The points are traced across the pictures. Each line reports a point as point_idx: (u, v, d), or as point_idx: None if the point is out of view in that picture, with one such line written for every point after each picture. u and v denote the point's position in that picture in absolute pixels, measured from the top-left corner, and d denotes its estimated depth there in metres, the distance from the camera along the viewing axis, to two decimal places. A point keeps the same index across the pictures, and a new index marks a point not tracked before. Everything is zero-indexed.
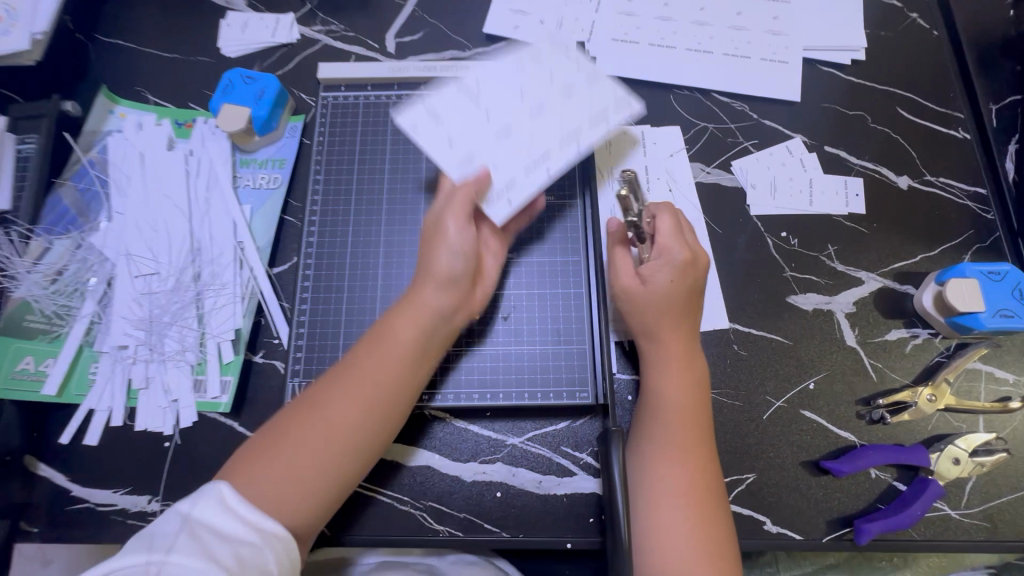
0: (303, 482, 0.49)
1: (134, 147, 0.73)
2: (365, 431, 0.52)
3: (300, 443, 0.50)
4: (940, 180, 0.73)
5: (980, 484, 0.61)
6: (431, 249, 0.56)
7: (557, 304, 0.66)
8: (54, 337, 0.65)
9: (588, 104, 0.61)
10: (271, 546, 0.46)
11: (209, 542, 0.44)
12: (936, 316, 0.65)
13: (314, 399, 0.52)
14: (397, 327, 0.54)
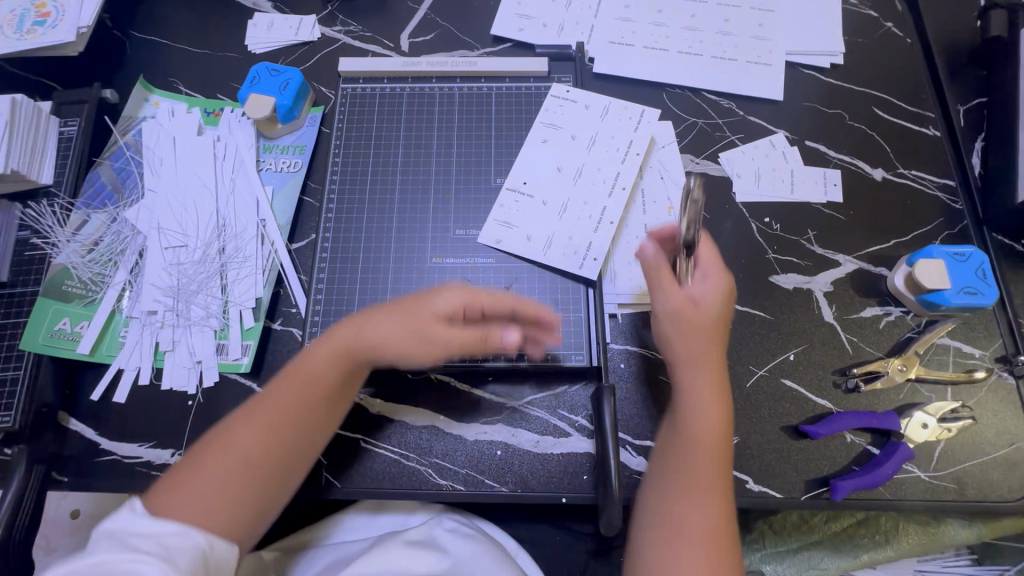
0: (210, 507, 0.52)
1: (167, 132, 0.79)
2: (275, 459, 0.56)
3: (216, 480, 0.54)
4: (912, 173, 0.79)
5: (948, 448, 0.65)
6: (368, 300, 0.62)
7: (557, 276, 0.72)
8: (89, 301, 0.70)
9: (610, 148, 0.77)
10: (197, 535, 0.50)
11: (129, 538, 0.47)
12: (907, 294, 0.70)
13: (227, 436, 0.56)
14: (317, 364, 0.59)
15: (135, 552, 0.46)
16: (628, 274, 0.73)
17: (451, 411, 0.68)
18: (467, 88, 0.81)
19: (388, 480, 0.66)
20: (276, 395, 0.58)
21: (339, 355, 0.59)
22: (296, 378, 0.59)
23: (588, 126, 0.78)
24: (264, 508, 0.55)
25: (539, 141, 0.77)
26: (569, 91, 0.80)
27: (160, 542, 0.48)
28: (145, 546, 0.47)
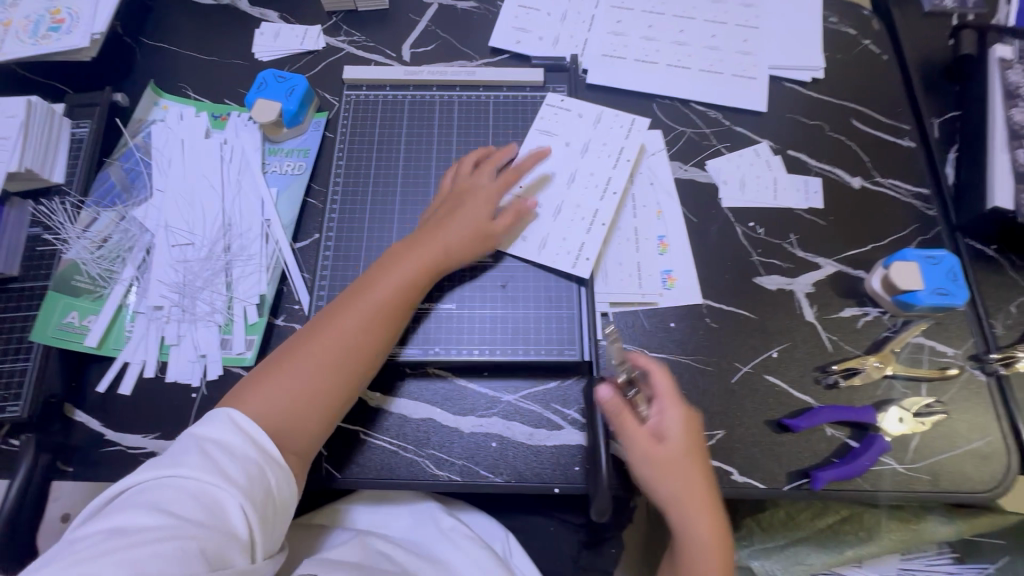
0: (291, 407, 0.59)
1: (176, 134, 0.82)
2: (346, 367, 0.62)
3: (307, 366, 0.61)
4: (889, 181, 0.83)
5: (922, 442, 0.68)
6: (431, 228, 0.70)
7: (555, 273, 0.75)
8: (97, 296, 0.73)
9: (602, 154, 0.80)
10: (273, 471, 0.54)
11: (218, 455, 0.52)
12: (883, 295, 0.74)
13: (313, 331, 0.63)
14: (383, 278, 0.66)
15: (219, 480, 0.50)
16: (619, 274, 0.76)
17: (448, 404, 0.71)
18: (466, 96, 0.85)
19: (387, 471, 0.68)
20: (358, 291, 0.65)
21: (412, 253, 0.68)
22: (374, 276, 0.66)
23: (581, 133, 0.81)
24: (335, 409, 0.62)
25: (535, 147, 0.80)
26: (564, 101, 0.83)
27: (244, 472, 0.52)
28: (230, 474, 0.51)
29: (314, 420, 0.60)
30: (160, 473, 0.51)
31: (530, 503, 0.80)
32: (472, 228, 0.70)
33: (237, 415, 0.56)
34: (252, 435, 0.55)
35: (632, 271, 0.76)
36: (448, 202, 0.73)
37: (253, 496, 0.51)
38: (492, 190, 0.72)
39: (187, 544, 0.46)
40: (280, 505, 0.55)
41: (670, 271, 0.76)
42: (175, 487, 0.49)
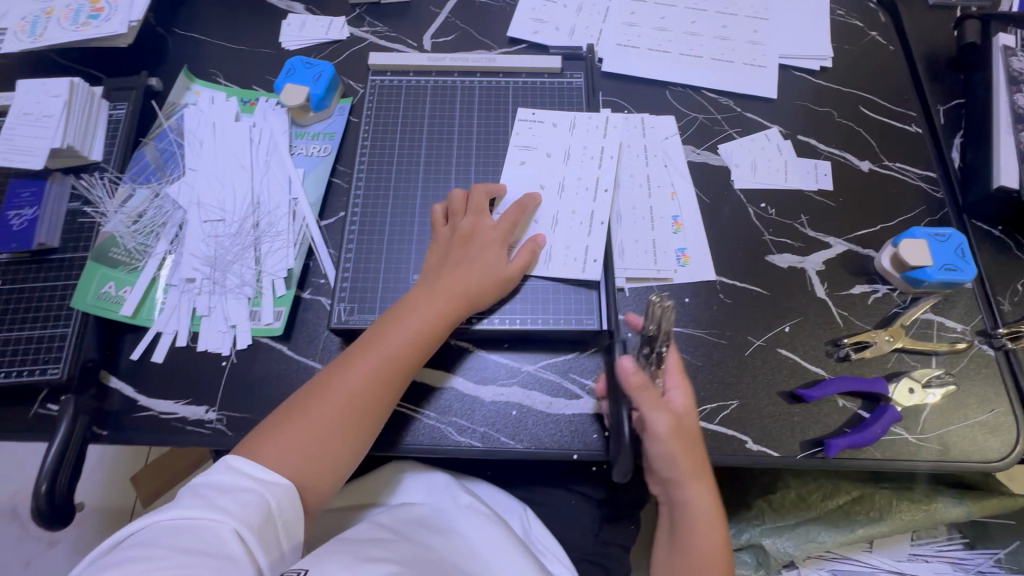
0: (299, 458, 0.59)
1: (207, 118, 0.86)
2: (355, 415, 0.62)
3: (322, 420, 0.61)
4: (897, 165, 0.85)
5: (933, 413, 0.70)
6: (437, 273, 0.71)
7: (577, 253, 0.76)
8: (132, 268, 0.75)
9: (580, 160, 0.81)
10: (271, 494, 0.55)
11: (209, 495, 0.53)
12: (893, 272, 0.76)
13: (326, 383, 0.64)
14: (390, 327, 0.67)
15: (213, 513, 0.51)
16: (634, 251, 0.78)
17: (469, 373, 0.73)
18: (486, 82, 0.88)
19: (409, 436, 0.70)
20: (370, 345, 0.66)
21: (426, 304, 0.68)
22: (387, 329, 0.67)
23: (559, 141, 0.82)
24: (345, 458, 0.62)
25: (517, 163, 0.82)
26: (535, 113, 0.85)
27: (238, 502, 0.53)
28: (223, 506, 0.52)
29: (326, 472, 0.60)
30: (149, 519, 0.50)
31: (548, 476, 0.82)
32: (485, 277, 0.71)
33: (238, 463, 0.56)
34: (252, 474, 0.56)
35: (647, 247, 0.78)
36: (456, 247, 0.73)
37: (248, 522, 0.52)
38: (499, 230, 0.73)
39: (180, 573, 0.46)
40: (282, 531, 0.55)
41: (684, 249, 0.79)
42: (165, 526, 0.49)
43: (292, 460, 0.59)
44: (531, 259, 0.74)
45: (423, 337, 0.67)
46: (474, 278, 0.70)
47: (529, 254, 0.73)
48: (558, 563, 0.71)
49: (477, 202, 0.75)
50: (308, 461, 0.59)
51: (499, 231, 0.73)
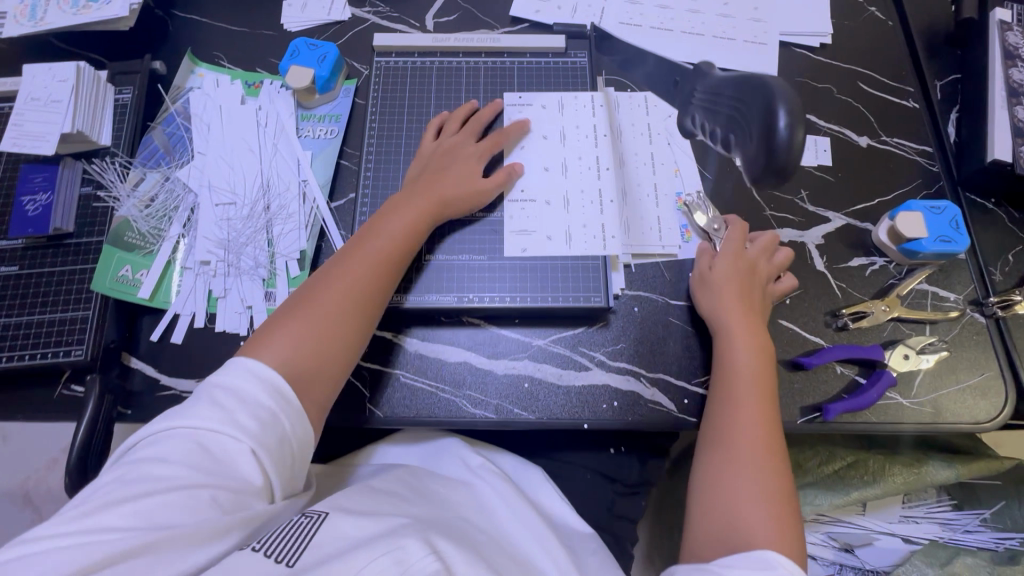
0: (302, 347, 0.62)
1: (213, 101, 0.86)
2: (351, 302, 0.66)
3: (319, 311, 0.64)
4: (895, 140, 0.87)
5: (927, 379, 0.73)
6: (422, 181, 0.75)
7: (585, 237, 0.78)
8: (147, 252, 0.77)
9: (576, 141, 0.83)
10: (285, 410, 0.57)
11: (226, 404, 0.54)
12: (889, 245, 0.78)
13: (320, 278, 0.67)
14: (376, 228, 0.71)
15: (230, 431, 0.53)
16: (639, 227, 0.80)
17: (482, 348, 0.75)
18: (490, 63, 0.88)
19: (426, 409, 0.73)
20: (359, 245, 0.70)
21: (409, 204, 0.73)
22: (373, 229, 0.71)
23: (552, 123, 0.84)
24: (346, 348, 0.65)
25: (517, 147, 0.83)
26: (520, 97, 0.86)
27: (256, 421, 0.54)
28: (239, 424, 0.53)
29: (329, 362, 0.63)
30: (175, 424, 0.53)
31: (557, 446, 0.85)
32: (465, 183, 0.76)
33: (246, 364, 0.58)
34: (270, 383, 0.57)
35: (651, 224, 0.81)
36: (436, 159, 0.78)
37: (264, 444, 0.54)
38: (477, 146, 0.79)
39: (201, 494, 0.50)
40: (296, 448, 0.58)
41: (687, 226, 0.81)
42: (188, 438, 0.52)
43: (297, 346, 0.62)
44: (507, 181, 0.78)
45: (408, 233, 0.71)
46: (456, 183, 0.75)
47: (505, 173, 0.77)
48: (570, 525, 0.75)
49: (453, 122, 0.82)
50: (313, 346, 0.62)
51: (475, 147, 0.79)
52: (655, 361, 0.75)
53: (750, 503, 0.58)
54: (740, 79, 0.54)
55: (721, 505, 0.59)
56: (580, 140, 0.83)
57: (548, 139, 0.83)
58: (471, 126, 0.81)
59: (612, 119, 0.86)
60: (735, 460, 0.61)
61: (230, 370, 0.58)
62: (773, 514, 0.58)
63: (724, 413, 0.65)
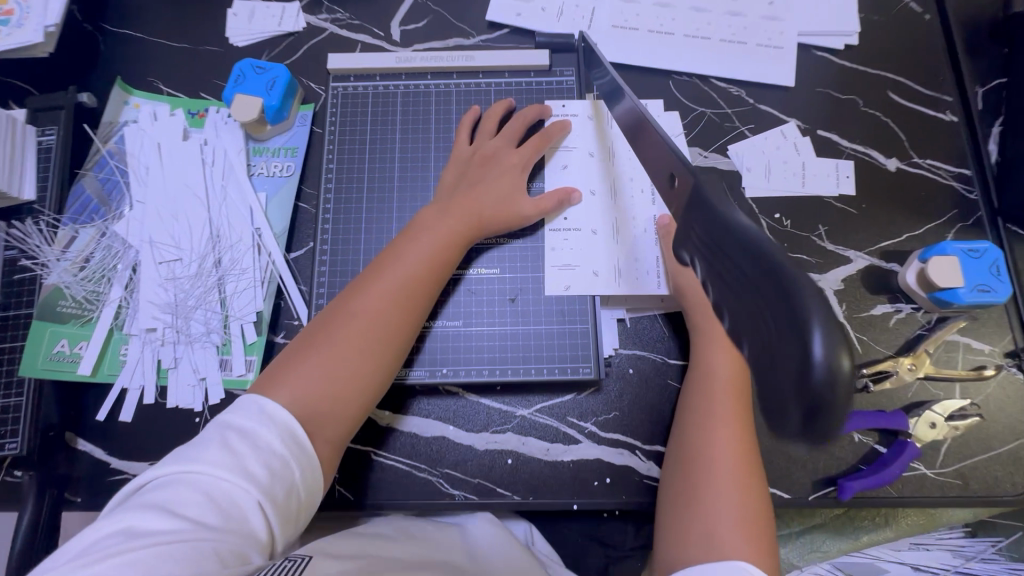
0: (320, 384, 0.56)
1: (151, 138, 0.76)
2: (375, 332, 0.60)
3: (340, 342, 0.58)
4: (927, 162, 0.77)
5: (954, 446, 0.66)
6: (456, 196, 0.68)
7: (571, 296, 0.70)
8: (86, 321, 0.69)
9: (565, 178, 0.74)
10: (299, 459, 0.52)
11: (236, 448, 0.49)
12: (918, 291, 0.69)
13: (346, 306, 0.61)
14: (400, 247, 0.65)
15: (238, 479, 0.47)
16: (634, 272, 0.69)
17: (462, 420, 0.68)
18: (464, 85, 0.77)
19: (400, 491, 0.66)
20: (383, 269, 0.63)
21: (441, 222, 0.66)
22: (401, 251, 0.64)
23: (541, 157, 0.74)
24: (369, 388, 0.59)
25: None
26: (565, 106, 0.76)
27: (266, 469, 0.49)
28: (250, 471, 0.48)
29: (347, 404, 0.57)
30: (179, 469, 0.48)
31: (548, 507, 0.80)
32: (505, 202, 0.68)
33: (255, 400, 0.53)
34: (284, 425, 0.52)
35: (648, 268, 0.69)
36: (473, 168, 0.71)
37: (272, 496, 0.48)
38: (522, 153, 0.71)
39: (202, 548, 0.43)
40: (302, 504, 0.52)
41: None
42: (193, 485, 0.46)
43: (315, 389, 0.56)
44: (558, 207, 0.70)
45: (440, 259, 0.64)
46: (492, 200, 0.68)
47: (557, 200, 0.69)
48: None
49: (492, 120, 0.74)
50: (330, 384, 0.57)
51: (519, 155, 0.71)
52: (653, 431, 0.67)
53: (723, 520, 0.53)
54: (753, 245, 0.26)
55: (687, 514, 0.55)
56: (566, 178, 0.74)
57: (555, 172, 0.74)
58: (515, 127, 0.73)
59: (606, 147, 0.75)
60: (709, 474, 0.57)
61: (241, 407, 0.53)
62: (748, 534, 0.52)
63: (700, 423, 0.61)
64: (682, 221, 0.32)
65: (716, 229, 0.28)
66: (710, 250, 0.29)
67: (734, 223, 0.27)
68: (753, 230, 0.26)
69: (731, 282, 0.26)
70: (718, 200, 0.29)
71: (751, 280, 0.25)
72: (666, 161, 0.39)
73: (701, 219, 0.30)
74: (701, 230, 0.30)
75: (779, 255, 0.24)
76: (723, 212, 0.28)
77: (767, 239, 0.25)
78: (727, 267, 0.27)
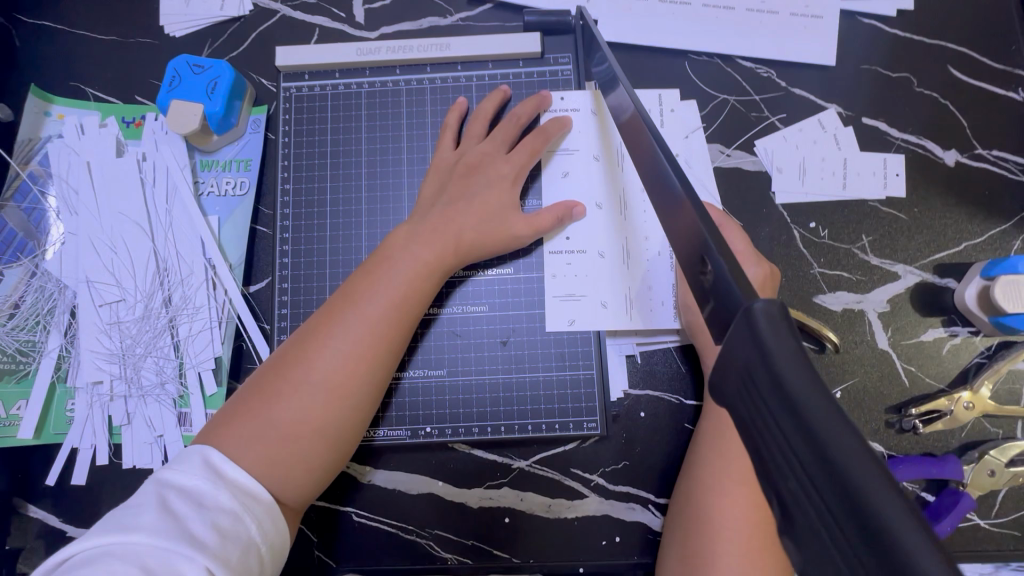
0: (268, 436, 0.46)
1: (79, 155, 0.66)
2: (336, 369, 0.49)
3: (293, 383, 0.48)
4: (993, 154, 0.64)
5: (1014, 492, 0.58)
6: (434, 216, 0.57)
7: (571, 335, 0.60)
8: (23, 376, 0.62)
9: (562, 193, 0.63)
10: (256, 521, 0.43)
11: (178, 510, 0.41)
12: (979, 314, 0.59)
13: (298, 354, 0.50)
14: (370, 269, 0.54)
15: (180, 545, 0.38)
16: (643, 306, 0.60)
17: (451, 477, 0.60)
18: (440, 80, 0.65)
19: (386, 556, 0.59)
20: (344, 307, 0.51)
21: (419, 243, 0.55)
22: (369, 279, 0.53)
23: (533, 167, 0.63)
24: (331, 438, 0.49)
25: None
26: (564, 98, 0.64)
27: (216, 530, 0.40)
28: (195, 534, 0.39)
29: (302, 457, 0.47)
30: (108, 539, 0.39)
31: None
32: (492, 223, 0.58)
33: (191, 458, 0.44)
34: (234, 483, 0.43)
35: (662, 299, 0.60)
36: (455, 180, 0.59)
37: (223, 558, 0.40)
38: (513, 163, 0.60)
39: None
40: (262, 566, 0.43)
41: None
42: (124, 556, 0.38)
43: (258, 462, 0.45)
44: (556, 225, 0.60)
45: (412, 293, 0.53)
46: (478, 221, 0.57)
47: (555, 218, 0.59)
48: None
49: (478, 120, 0.62)
50: (282, 433, 0.46)
51: (510, 164, 0.60)
52: (669, 484, 0.59)
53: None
54: (854, 490, 0.19)
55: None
56: (563, 191, 0.63)
57: (552, 182, 0.63)
58: (505, 128, 0.61)
59: (611, 150, 0.63)
60: (714, 539, 0.49)
61: (181, 462, 0.44)
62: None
63: (705, 478, 0.53)
64: (732, 370, 0.25)
65: (796, 434, 0.21)
66: (782, 456, 0.22)
67: (829, 439, 0.20)
68: (857, 461, 0.20)
69: (799, 477, 0.21)
70: (798, 383, 0.21)
71: (857, 541, 0.19)
72: (694, 228, 0.32)
73: (765, 396, 0.22)
74: (764, 413, 0.22)
75: (904, 528, 0.18)
76: (805, 409, 0.21)
77: (871, 468, 0.19)
78: (817, 506, 0.20)
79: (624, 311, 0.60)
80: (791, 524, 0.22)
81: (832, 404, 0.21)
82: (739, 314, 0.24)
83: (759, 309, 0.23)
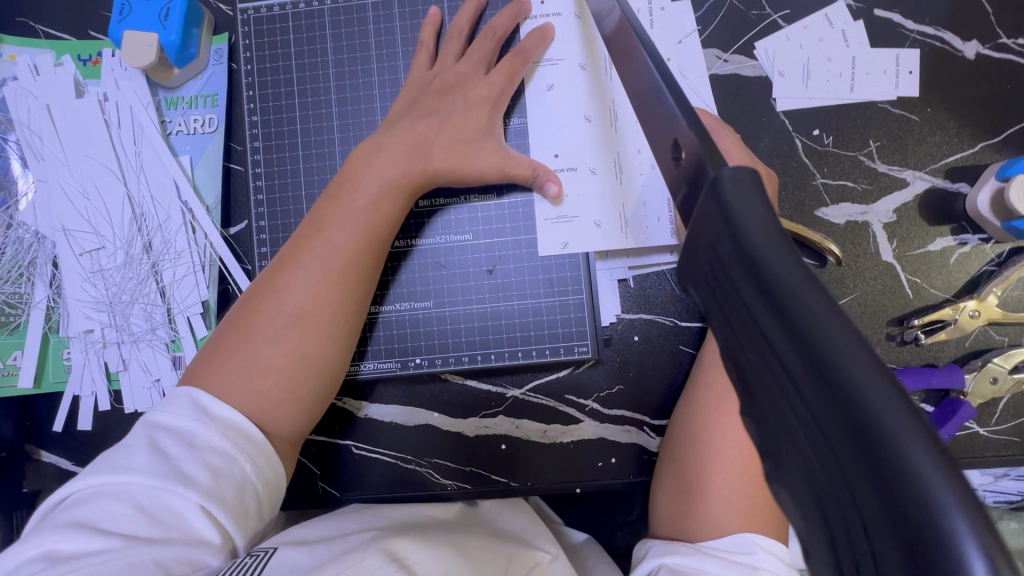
0: (249, 372, 0.46)
1: (37, 98, 0.62)
2: (309, 299, 0.48)
3: (269, 316, 0.47)
4: (1018, 44, 0.59)
5: (1015, 400, 0.57)
6: (406, 130, 0.53)
7: (560, 261, 0.59)
8: (15, 328, 0.62)
9: (546, 106, 0.59)
10: (249, 456, 0.43)
11: (168, 450, 0.41)
12: (990, 219, 0.56)
13: (270, 289, 0.48)
14: (334, 195, 0.52)
15: (172, 484, 0.39)
16: (635, 227, 0.57)
17: (446, 407, 0.60)
18: None
19: (387, 485, 0.60)
20: (311, 236, 0.50)
21: (386, 162, 0.52)
22: (333, 206, 0.51)
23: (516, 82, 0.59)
24: (315, 367, 0.48)
25: None
26: (544, 2, 0.59)
27: (206, 468, 0.40)
28: (186, 473, 0.40)
29: (287, 389, 0.47)
30: (101, 479, 0.39)
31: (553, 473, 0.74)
32: (464, 147, 0.54)
33: (176, 399, 0.44)
34: (222, 420, 0.43)
35: (655, 217, 0.57)
36: (429, 96, 0.55)
37: (218, 496, 0.40)
38: (491, 79, 0.56)
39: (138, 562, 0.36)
40: (261, 500, 0.43)
41: None
42: (119, 495, 0.38)
43: (246, 398, 0.45)
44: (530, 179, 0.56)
45: (381, 217, 0.51)
46: (450, 142, 0.54)
47: (530, 168, 0.55)
48: None
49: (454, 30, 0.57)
50: (263, 368, 0.46)
51: (489, 83, 0.56)
52: (663, 405, 0.59)
53: (724, 509, 0.47)
54: (830, 371, 0.17)
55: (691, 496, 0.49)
56: (547, 106, 0.59)
57: (535, 98, 0.59)
58: (481, 41, 0.57)
59: (597, 59, 0.59)
60: (712, 456, 0.49)
61: (169, 402, 0.44)
62: (753, 524, 0.46)
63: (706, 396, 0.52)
64: (704, 262, 0.23)
65: (770, 320, 0.19)
66: (753, 346, 0.20)
67: (804, 319, 0.18)
68: (838, 340, 0.17)
69: (771, 369, 0.19)
70: (772, 261, 0.19)
71: (826, 426, 0.17)
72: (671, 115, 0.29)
73: (736, 282, 0.21)
74: (738, 302, 0.21)
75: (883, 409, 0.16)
76: (778, 287, 0.19)
77: (853, 347, 0.17)
78: (789, 394, 0.19)
79: (615, 234, 0.58)
80: (761, 414, 0.20)
81: (808, 277, 0.19)
82: (708, 190, 0.23)
83: (730, 188, 0.21)
